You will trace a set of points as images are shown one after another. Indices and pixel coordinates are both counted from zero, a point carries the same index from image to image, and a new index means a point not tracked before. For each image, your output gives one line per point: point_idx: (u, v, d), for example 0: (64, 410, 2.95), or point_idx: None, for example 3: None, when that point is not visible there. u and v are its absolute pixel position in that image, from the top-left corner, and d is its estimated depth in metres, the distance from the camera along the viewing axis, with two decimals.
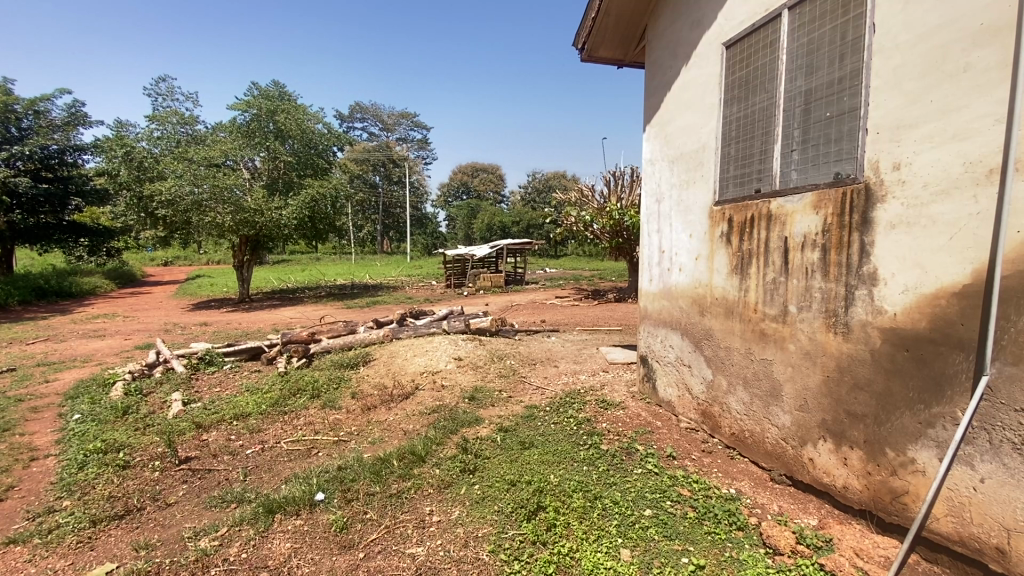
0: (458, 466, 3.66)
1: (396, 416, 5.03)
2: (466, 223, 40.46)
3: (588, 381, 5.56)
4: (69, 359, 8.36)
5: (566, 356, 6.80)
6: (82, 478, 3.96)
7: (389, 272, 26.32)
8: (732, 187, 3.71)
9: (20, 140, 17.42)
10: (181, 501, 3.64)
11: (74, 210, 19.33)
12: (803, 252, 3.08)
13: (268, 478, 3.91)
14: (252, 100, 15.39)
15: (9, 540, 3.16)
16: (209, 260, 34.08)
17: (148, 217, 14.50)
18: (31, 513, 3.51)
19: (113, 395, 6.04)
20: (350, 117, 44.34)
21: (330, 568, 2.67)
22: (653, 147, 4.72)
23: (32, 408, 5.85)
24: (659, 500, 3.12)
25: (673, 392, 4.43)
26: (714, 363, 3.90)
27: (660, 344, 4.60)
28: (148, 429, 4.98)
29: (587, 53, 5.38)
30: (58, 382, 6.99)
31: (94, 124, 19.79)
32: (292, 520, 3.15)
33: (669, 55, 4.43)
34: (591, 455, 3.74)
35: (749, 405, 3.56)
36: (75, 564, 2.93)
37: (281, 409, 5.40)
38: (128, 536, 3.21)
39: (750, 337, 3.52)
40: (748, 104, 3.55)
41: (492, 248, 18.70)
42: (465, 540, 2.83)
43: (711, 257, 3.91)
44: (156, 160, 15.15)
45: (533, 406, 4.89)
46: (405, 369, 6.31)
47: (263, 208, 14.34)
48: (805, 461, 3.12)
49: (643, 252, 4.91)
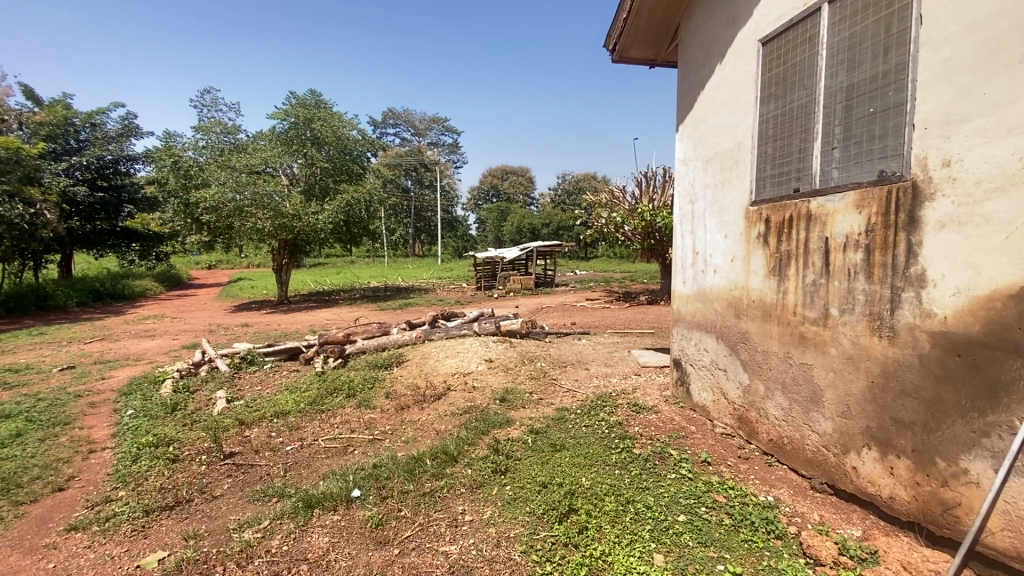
0: (490, 466, 3.70)
1: (428, 416, 5.11)
2: (495, 225, 40.78)
3: (620, 384, 5.51)
4: (123, 358, 8.88)
5: (598, 359, 6.77)
6: (135, 470, 4.20)
7: (420, 274, 26.80)
8: (768, 186, 3.63)
9: (78, 151, 18.64)
10: (226, 493, 3.81)
11: (127, 217, 20.43)
12: (845, 252, 2.98)
13: (306, 474, 4.05)
14: (290, 109, 15.99)
15: (70, 526, 3.39)
16: (249, 264, 35.45)
17: (194, 223, 15.18)
18: (90, 501, 3.75)
19: (163, 392, 6.38)
20: (383, 123, 45.23)
21: (366, 563, 2.75)
22: (686, 147, 4.66)
23: (90, 403, 6.24)
24: (693, 506, 3.07)
25: (708, 396, 4.35)
26: (751, 367, 3.81)
27: (694, 348, 4.52)
28: (195, 425, 5.22)
29: (618, 54, 5.35)
30: (112, 379, 7.43)
31: (145, 135, 20.89)
32: (329, 515, 3.25)
33: (702, 54, 4.37)
34: (624, 458, 3.71)
35: (788, 410, 3.46)
36: (130, 550, 3.11)
37: (319, 407, 5.58)
38: (179, 526, 3.38)
39: (789, 340, 3.42)
40: (786, 101, 3.46)
41: (522, 251, 18.75)
42: (496, 539, 2.86)
43: (747, 258, 3.82)
44: (201, 168, 15.81)
45: (564, 409, 4.88)
46: (437, 370, 6.41)
47: (301, 213, 14.82)
48: (848, 469, 3.02)
49: (677, 252, 4.83)
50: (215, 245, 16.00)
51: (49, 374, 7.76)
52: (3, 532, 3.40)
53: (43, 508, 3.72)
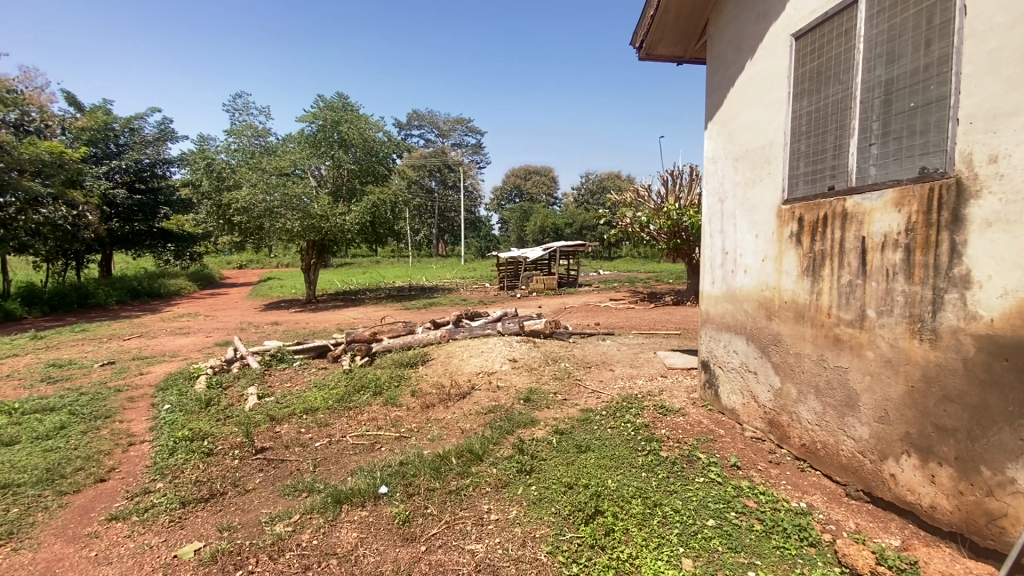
0: (515, 466, 3.70)
1: (453, 415, 5.15)
2: (518, 225, 40.80)
3: (646, 386, 5.44)
4: (159, 354, 9.21)
5: (623, 360, 6.71)
6: (172, 462, 4.35)
7: (444, 274, 27.00)
8: (802, 185, 3.53)
9: (118, 155, 19.40)
10: (258, 487, 3.91)
11: (163, 218, 21.18)
12: (883, 252, 2.88)
13: (335, 470, 4.12)
14: (318, 112, 16.35)
15: (111, 516, 3.53)
16: (278, 263, 36.33)
17: (226, 224, 15.62)
18: (130, 492, 3.90)
19: (197, 387, 6.59)
20: (408, 124, 45.80)
21: (394, 559, 2.79)
22: (715, 145, 4.58)
23: (129, 397, 6.49)
24: (722, 511, 3.01)
25: (737, 398, 4.26)
26: (783, 370, 3.72)
27: (723, 349, 4.43)
28: (228, 420, 5.38)
29: (645, 52, 5.29)
30: (150, 375, 7.71)
31: (180, 139, 21.60)
32: (358, 511, 3.30)
33: (732, 50, 4.28)
34: (650, 461, 3.66)
35: (822, 415, 3.37)
36: (168, 541, 3.22)
37: (346, 404, 5.68)
38: (213, 518, 3.48)
39: (822, 343, 3.33)
40: (821, 97, 3.37)
41: (545, 250, 18.72)
42: (522, 539, 2.86)
43: (779, 258, 3.73)
44: (233, 170, 16.26)
45: (589, 410, 4.84)
46: (461, 369, 6.45)
47: (329, 214, 15.13)
48: (886, 476, 2.92)
49: (705, 252, 4.75)
50: (246, 245, 16.45)
51: (90, 369, 8.09)
52: (49, 520, 3.56)
53: (85, 498, 3.88)
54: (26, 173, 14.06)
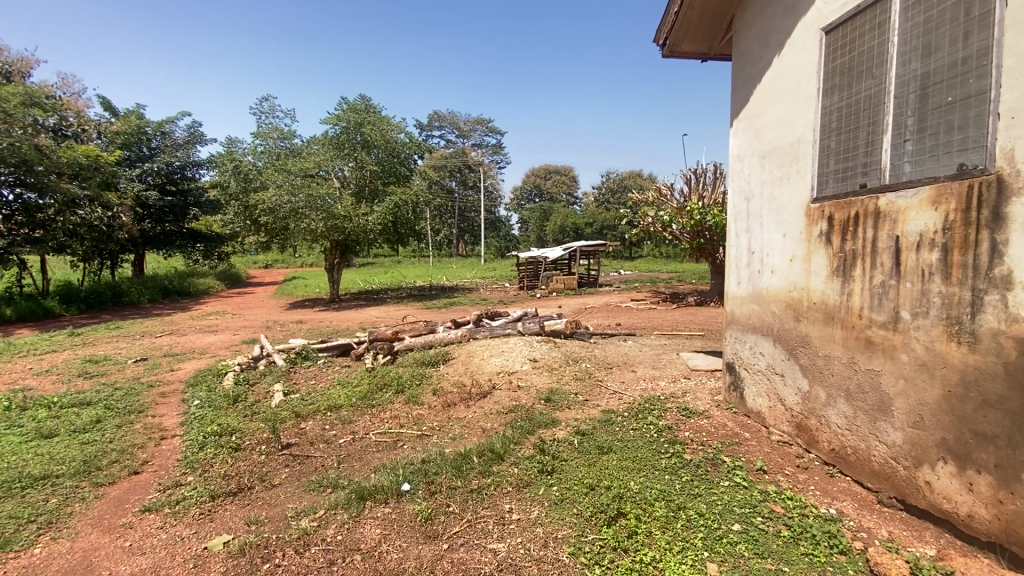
0: (536, 466, 3.69)
1: (475, 414, 5.17)
2: (538, 225, 40.74)
3: (669, 387, 5.38)
4: (189, 351, 9.47)
5: (645, 361, 6.63)
6: (202, 457, 4.47)
7: (464, 274, 27.10)
8: (832, 182, 3.44)
9: (150, 158, 20.01)
10: (284, 482, 3.99)
11: (193, 219, 21.77)
12: (918, 252, 2.79)
13: (358, 466, 4.18)
14: (342, 114, 16.62)
15: (145, 508, 3.65)
16: (302, 263, 37.03)
17: (253, 225, 15.97)
18: (162, 485, 4.03)
19: (225, 384, 6.76)
20: (429, 125, 46.15)
21: (416, 555, 2.81)
22: (741, 142, 4.50)
23: (161, 392, 6.70)
24: (747, 516, 2.95)
25: (763, 401, 4.18)
26: (811, 373, 3.63)
27: (749, 351, 4.35)
28: (255, 416, 5.50)
29: (668, 50, 5.23)
30: (180, 371, 7.94)
31: (209, 142, 22.14)
32: (381, 507, 3.34)
33: (759, 45, 4.19)
34: (674, 463, 3.61)
35: (853, 419, 3.28)
36: (198, 532, 3.32)
37: (369, 402, 5.75)
38: (241, 511, 3.57)
39: (853, 345, 3.24)
40: (852, 92, 3.28)
41: (566, 250, 18.63)
42: (544, 539, 2.85)
43: (807, 258, 3.64)
44: (259, 172, 16.59)
45: (610, 411, 4.80)
46: (482, 369, 6.47)
47: (352, 215, 15.37)
48: (921, 483, 2.83)
49: (731, 252, 4.67)
50: (272, 245, 16.80)
51: (124, 365, 8.37)
52: (86, 511, 3.69)
53: (120, 489, 4.02)
54: (65, 176, 14.61)
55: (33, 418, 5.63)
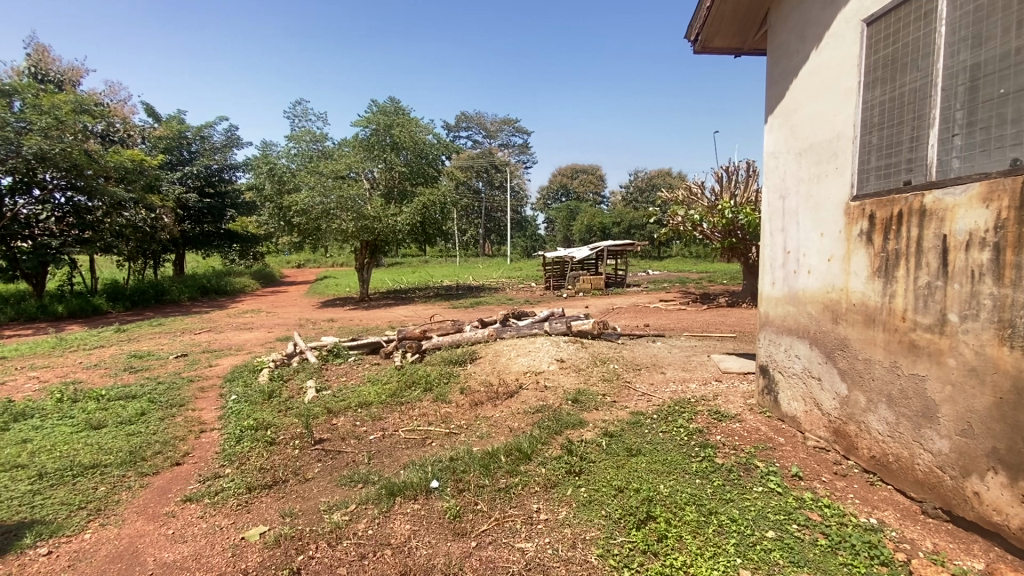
0: (564, 466, 3.69)
1: (502, 413, 5.19)
2: (565, 225, 40.58)
3: (699, 390, 5.28)
4: (226, 348, 9.80)
5: (674, 362, 6.53)
6: (239, 450, 4.63)
7: (489, 273, 27.23)
8: (873, 179, 3.31)
9: (190, 161, 20.78)
10: (317, 476, 4.09)
11: (230, 220, 22.53)
12: (968, 252, 2.66)
13: (388, 462, 4.26)
14: (371, 117, 16.94)
15: (186, 497, 3.81)
16: (333, 263, 37.88)
17: (286, 226, 16.42)
18: (202, 476, 4.19)
19: (260, 379, 6.97)
20: (456, 126, 46.52)
21: (445, 552, 2.84)
22: (776, 139, 4.38)
23: (200, 387, 6.97)
24: (783, 523, 2.87)
25: (799, 406, 4.06)
26: (850, 377, 3.51)
27: (784, 354, 4.23)
28: (289, 411, 5.66)
29: (700, 45, 5.14)
30: (218, 367, 8.24)
31: (245, 145, 22.80)
32: (410, 503, 3.39)
33: (795, 38, 4.07)
34: (705, 467, 3.54)
35: (895, 426, 3.15)
36: (236, 522, 3.44)
37: (398, 399, 5.83)
38: (277, 503, 3.68)
39: (896, 348, 3.11)
40: (895, 85, 3.15)
41: (593, 250, 18.49)
42: (573, 540, 2.85)
43: (847, 258, 3.52)
44: (292, 173, 16.77)
45: (639, 413, 4.75)
46: (509, 368, 6.49)
47: (381, 215, 15.67)
48: (968, 494, 2.70)
49: (765, 252, 4.55)
50: (304, 245, 17.23)
51: (166, 360, 8.74)
52: (131, 499, 3.87)
53: (164, 479, 4.20)
54: (112, 179, 15.34)
55: (84, 410, 5.95)
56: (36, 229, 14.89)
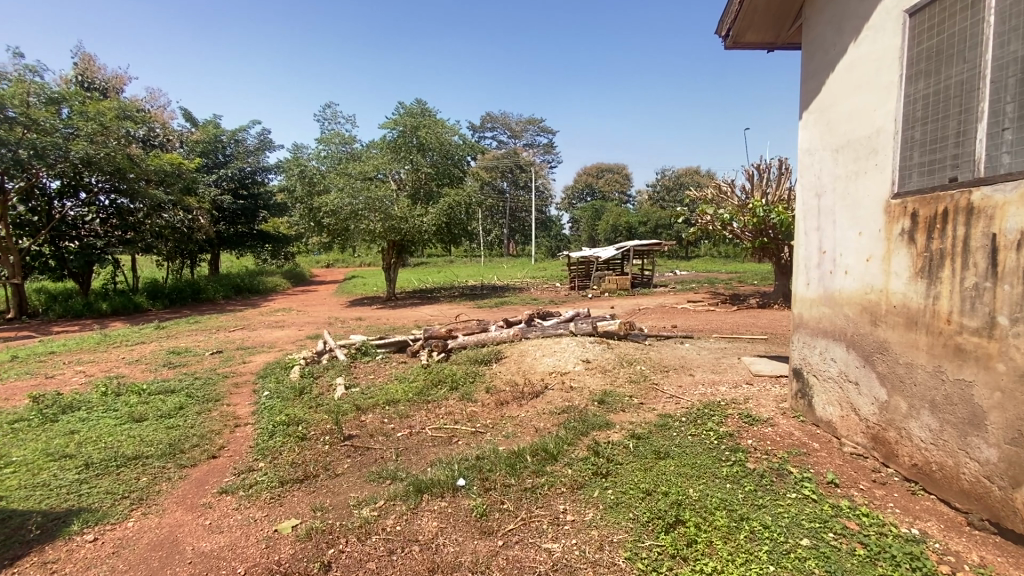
0: (591, 468, 3.66)
1: (527, 413, 5.20)
2: (590, 224, 40.30)
3: (730, 393, 5.16)
4: (259, 345, 10.09)
5: (703, 364, 6.41)
6: (272, 445, 4.76)
7: (514, 273, 27.26)
8: (915, 176, 3.19)
9: (225, 164, 21.45)
10: (347, 472, 4.17)
11: (262, 221, 23.18)
12: (1019, 252, 2.53)
13: (416, 460, 4.31)
14: (399, 118, 17.17)
15: (222, 490, 3.94)
16: (360, 262, 38.59)
17: (316, 226, 16.78)
18: (237, 469, 4.32)
19: (292, 376, 7.15)
20: (481, 126, 46.75)
21: (472, 550, 2.86)
22: (812, 135, 4.25)
23: (235, 383, 7.19)
24: (818, 531, 2.79)
25: (834, 411, 3.94)
26: (890, 381, 3.38)
27: (818, 356, 4.11)
28: (319, 408, 5.79)
29: (732, 40, 5.02)
30: (251, 363, 8.49)
31: (277, 148, 23.40)
32: (437, 501, 3.43)
33: (832, 31, 3.94)
34: (736, 472, 3.47)
35: (939, 433, 3.02)
36: (269, 515, 3.54)
37: (425, 397, 5.90)
38: (308, 498, 3.77)
39: (940, 352, 2.98)
40: (940, 78, 3.02)
41: (618, 250, 18.31)
42: (600, 542, 2.83)
43: (887, 258, 3.39)
44: (322, 175, 17.09)
45: (667, 415, 4.68)
46: (535, 368, 6.49)
47: (408, 216, 15.89)
48: (1019, 506, 2.57)
49: (799, 251, 4.43)
50: (333, 245, 17.59)
51: (202, 357, 9.05)
52: (171, 490, 4.02)
53: (201, 471, 4.35)
54: (152, 182, 15.96)
55: (126, 403, 6.21)
56: (83, 230, 15.72)
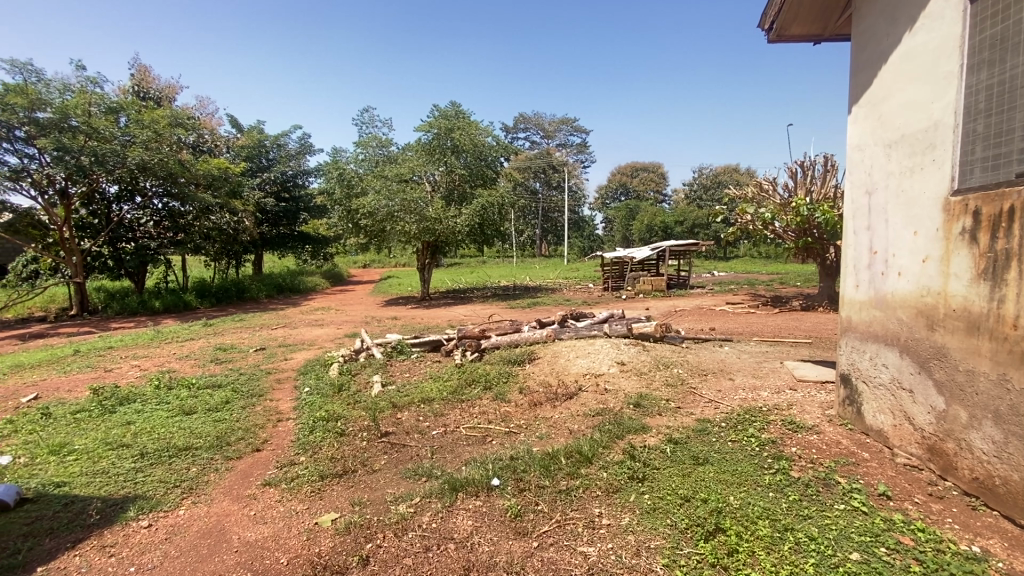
0: (626, 472, 3.61)
1: (561, 415, 5.17)
2: (624, 224, 39.77)
3: (772, 398, 4.98)
4: (300, 343, 10.42)
5: (744, 369, 6.22)
6: (312, 439, 4.90)
7: (547, 274, 27.19)
8: (977, 172, 3.00)
9: (268, 168, 22.28)
10: (384, 468, 4.25)
11: (303, 222, 23.94)
12: None
13: (450, 458, 4.35)
14: (433, 121, 17.42)
15: (266, 482, 4.09)
16: (395, 262, 39.35)
17: (354, 227, 17.19)
18: (280, 463, 4.48)
19: (331, 373, 7.36)
20: (514, 128, 46.91)
21: (507, 550, 2.87)
22: (862, 130, 4.06)
23: (277, 379, 7.46)
24: (869, 545, 2.66)
25: (885, 420, 3.74)
26: (948, 390, 3.19)
27: (868, 362, 3.92)
28: (357, 404, 5.93)
29: (775, 34, 4.86)
30: (292, 360, 8.77)
31: (317, 151, 24.11)
32: (472, 500, 3.45)
33: (885, 21, 3.75)
34: (779, 480, 3.35)
35: (1003, 446, 2.84)
36: (310, 508, 3.65)
37: (459, 396, 5.96)
38: (347, 492, 3.86)
39: (1005, 360, 2.79)
40: (1005, 68, 2.84)
41: (654, 250, 17.98)
42: (636, 548, 2.78)
43: (946, 259, 3.20)
44: (360, 178, 17.49)
45: (705, 420, 4.56)
46: (568, 369, 6.46)
47: (442, 217, 16.09)
48: None
49: (848, 252, 4.24)
50: (369, 246, 17.98)
51: (247, 353, 9.41)
52: (219, 481, 4.20)
53: (246, 464, 4.53)
54: (201, 186, 16.70)
55: (177, 396, 6.53)
56: (138, 232, 16.65)
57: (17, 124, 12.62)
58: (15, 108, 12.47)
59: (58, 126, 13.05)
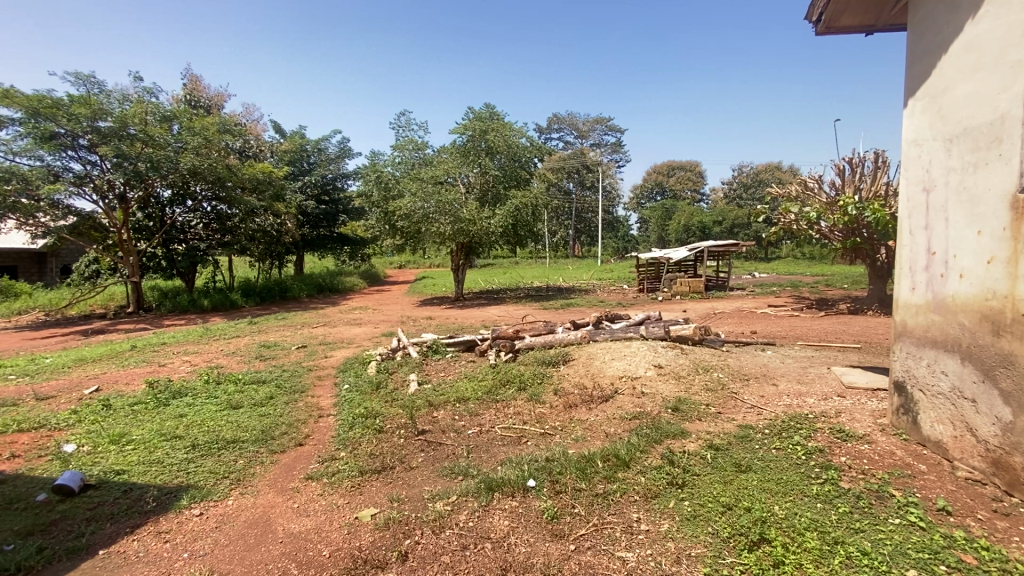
0: (665, 477, 3.54)
1: (597, 417, 5.12)
2: (660, 225, 39.08)
3: (819, 405, 4.78)
4: (338, 341, 10.71)
5: (788, 374, 6.00)
6: (352, 436, 5.03)
7: (581, 275, 27.01)
8: None
9: (309, 171, 22.99)
10: (421, 466, 4.31)
11: (342, 224, 24.60)
12: None
13: (486, 458, 4.37)
14: (468, 123, 17.59)
15: (309, 476, 4.22)
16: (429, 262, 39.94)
17: (390, 229, 17.54)
18: (321, 457, 4.61)
19: (369, 371, 7.53)
20: (548, 129, 46.83)
21: (544, 552, 2.86)
22: (919, 125, 3.85)
23: (317, 376, 7.69)
24: (927, 562, 2.52)
25: (945, 430, 3.53)
26: (1016, 400, 2.99)
27: (926, 370, 3.71)
28: (394, 402, 6.05)
29: (824, 26, 4.68)
30: (331, 358, 9.02)
31: (355, 155, 24.72)
32: (508, 500, 3.46)
33: (946, 8, 3.54)
34: (827, 491, 3.21)
35: None
36: (350, 502, 3.75)
37: (493, 397, 5.98)
38: (386, 488, 3.94)
39: None
40: None
41: (691, 250, 17.57)
42: (677, 555, 2.73)
43: (1014, 260, 2.99)
44: (396, 181, 17.81)
45: (748, 426, 4.42)
46: (604, 372, 6.39)
47: (476, 218, 16.22)
48: None
49: (903, 253, 4.03)
50: (405, 247, 18.31)
51: (289, 351, 9.74)
52: (264, 473, 4.37)
53: (290, 458, 4.69)
54: (247, 190, 17.39)
55: (225, 391, 6.83)
56: (189, 233, 17.53)
57: (81, 132, 13.45)
58: (80, 118, 13.28)
59: (118, 134, 13.84)
